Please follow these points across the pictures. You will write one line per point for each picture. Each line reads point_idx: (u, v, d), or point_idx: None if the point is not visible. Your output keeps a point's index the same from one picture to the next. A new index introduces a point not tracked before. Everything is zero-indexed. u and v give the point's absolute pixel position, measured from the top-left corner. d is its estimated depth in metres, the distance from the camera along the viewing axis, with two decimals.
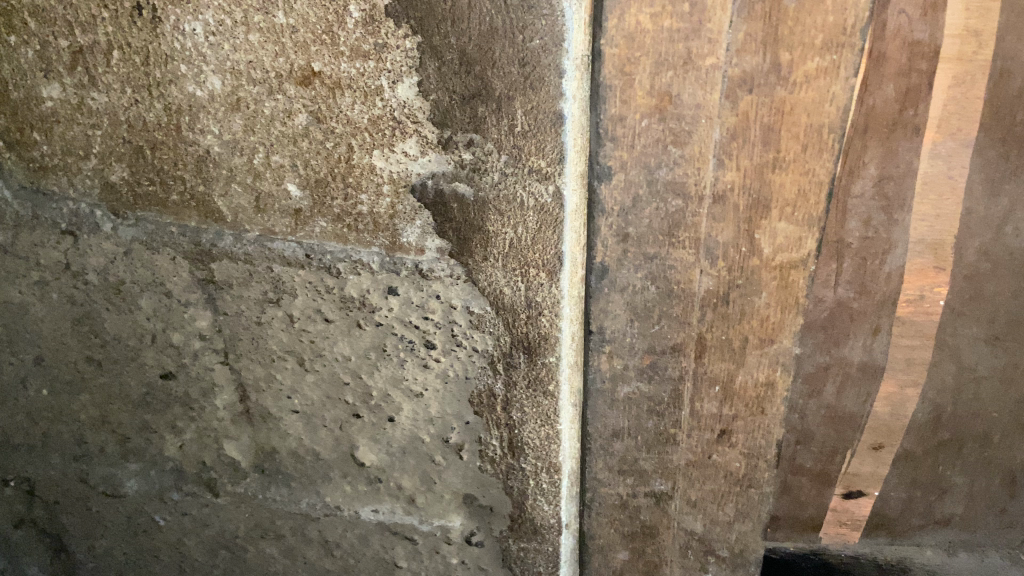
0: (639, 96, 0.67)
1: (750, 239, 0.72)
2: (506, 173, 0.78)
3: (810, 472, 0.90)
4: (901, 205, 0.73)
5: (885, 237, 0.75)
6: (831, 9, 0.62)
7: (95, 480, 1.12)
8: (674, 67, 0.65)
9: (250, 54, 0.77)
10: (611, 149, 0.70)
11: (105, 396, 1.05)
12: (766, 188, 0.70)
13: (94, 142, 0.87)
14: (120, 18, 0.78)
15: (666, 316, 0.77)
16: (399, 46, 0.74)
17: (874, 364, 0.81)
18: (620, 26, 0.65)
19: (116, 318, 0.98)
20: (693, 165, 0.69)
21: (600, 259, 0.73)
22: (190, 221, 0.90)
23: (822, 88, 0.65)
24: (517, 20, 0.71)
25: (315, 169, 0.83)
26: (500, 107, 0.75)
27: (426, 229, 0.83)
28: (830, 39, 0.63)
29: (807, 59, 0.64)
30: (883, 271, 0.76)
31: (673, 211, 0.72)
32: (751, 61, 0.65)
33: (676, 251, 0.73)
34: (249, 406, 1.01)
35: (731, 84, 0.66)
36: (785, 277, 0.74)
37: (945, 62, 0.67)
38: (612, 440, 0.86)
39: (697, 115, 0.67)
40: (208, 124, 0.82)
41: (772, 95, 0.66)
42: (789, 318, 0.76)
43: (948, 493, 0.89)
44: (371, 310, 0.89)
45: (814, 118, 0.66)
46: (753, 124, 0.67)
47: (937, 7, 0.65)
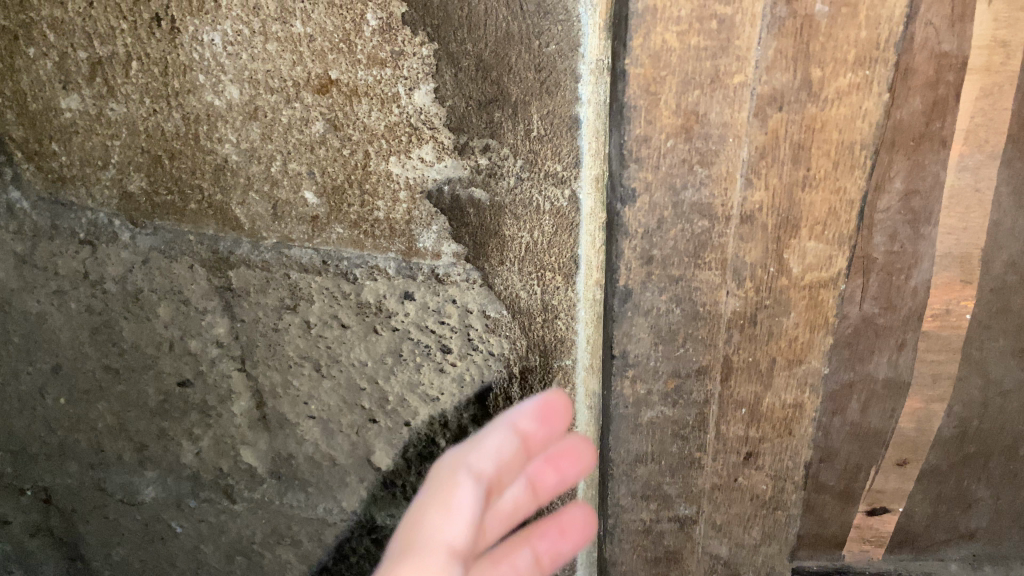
0: (663, 116, 0.56)
1: (779, 260, 0.61)
2: (522, 177, 0.77)
3: (833, 490, 0.87)
4: (928, 219, 0.69)
5: (911, 251, 0.71)
6: (864, 22, 0.51)
7: (112, 487, 1.16)
8: (701, 86, 0.55)
9: (268, 63, 0.77)
10: (635, 170, 0.59)
11: (123, 403, 1.07)
12: (795, 208, 0.58)
13: (113, 152, 0.87)
14: (139, 30, 0.78)
15: (691, 339, 0.66)
16: (416, 53, 0.73)
17: (900, 379, 0.79)
18: (646, 45, 0.54)
19: (135, 326, 0.99)
20: (721, 186, 0.58)
21: (622, 281, 0.64)
22: (208, 229, 0.89)
23: (852, 105, 0.54)
24: (533, 26, 0.70)
25: (332, 176, 0.82)
26: (517, 113, 0.74)
27: (442, 235, 0.82)
28: (860, 54, 0.52)
29: (839, 75, 0.53)
30: (910, 286, 0.73)
31: (698, 233, 0.60)
32: (781, 78, 0.53)
33: (702, 273, 0.62)
34: (266, 412, 1.01)
35: (760, 102, 0.54)
36: (813, 296, 0.62)
37: (972, 74, 0.62)
38: (635, 465, 0.75)
39: (724, 134, 0.56)
40: (226, 133, 0.82)
41: (801, 113, 0.54)
42: (817, 339, 0.65)
43: (974, 506, 0.88)
44: (388, 315, 0.89)
45: (845, 136, 0.55)
46: (782, 143, 0.55)
47: (965, 17, 0.60)
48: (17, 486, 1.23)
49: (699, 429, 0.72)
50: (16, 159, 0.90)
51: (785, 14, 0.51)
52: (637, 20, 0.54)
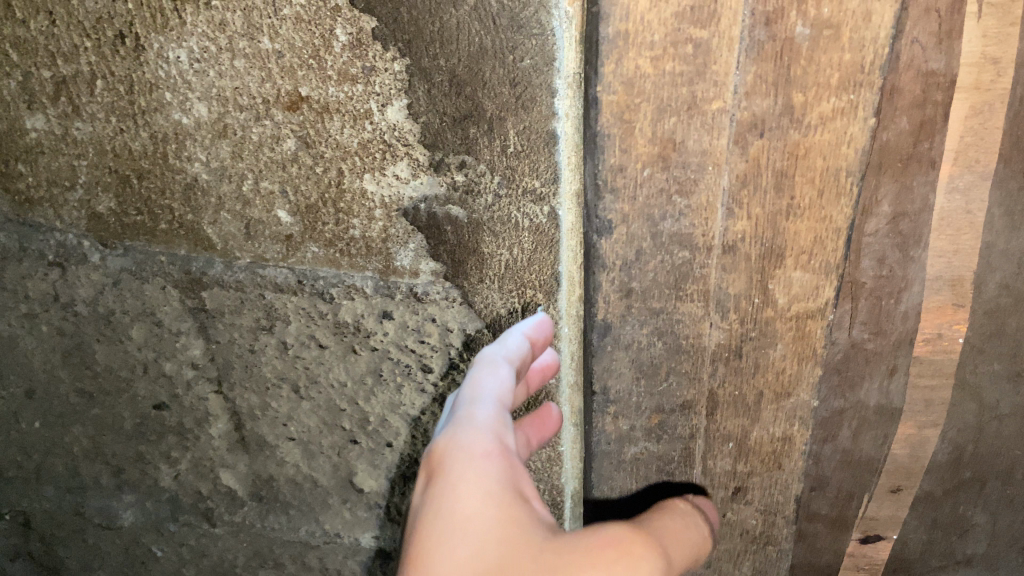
0: (639, 145, 0.53)
1: (764, 291, 0.58)
2: (500, 194, 0.74)
3: (826, 518, 0.85)
4: (918, 241, 0.67)
5: (901, 275, 0.69)
6: (848, 45, 0.48)
7: (90, 511, 1.13)
8: (677, 113, 0.51)
9: (236, 80, 0.73)
10: (611, 201, 0.55)
11: (99, 427, 1.04)
12: (779, 237, 0.55)
13: (80, 172, 0.84)
14: (103, 47, 0.74)
15: (674, 372, 0.64)
16: (388, 69, 0.70)
17: (891, 405, 0.76)
18: (618, 71, 0.51)
19: (108, 349, 0.96)
20: (701, 216, 0.55)
21: (600, 316, 0.60)
22: (179, 249, 0.86)
23: (836, 130, 0.51)
24: (506, 41, 0.67)
25: (305, 195, 0.78)
26: (492, 128, 0.71)
27: (420, 252, 0.79)
28: (844, 79, 0.49)
29: (822, 99, 0.50)
30: (900, 310, 0.70)
31: (678, 264, 0.57)
32: (762, 104, 0.51)
33: (683, 305, 0.59)
34: (245, 434, 0.99)
35: (740, 129, 0.51)
36: (800, 327, 0.60)
37: (961, 92, 0.60)
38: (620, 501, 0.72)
39: (703, 163, 0.53)
40: (195, 151, 0.79)
41: (783, 139, 0.51)
42: (805, 370, 0.62)
43: (970, 531, 0.86)
44: (366, 335, 0.86)
45: (830, 163, 0.52)
46: (764, 171, 0.53)
47: (953, 34, 0.58)
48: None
49: (684, 464, 0.70)
50: None
51: (764, 37, 0.48)
52: (609, 46, 0.50)
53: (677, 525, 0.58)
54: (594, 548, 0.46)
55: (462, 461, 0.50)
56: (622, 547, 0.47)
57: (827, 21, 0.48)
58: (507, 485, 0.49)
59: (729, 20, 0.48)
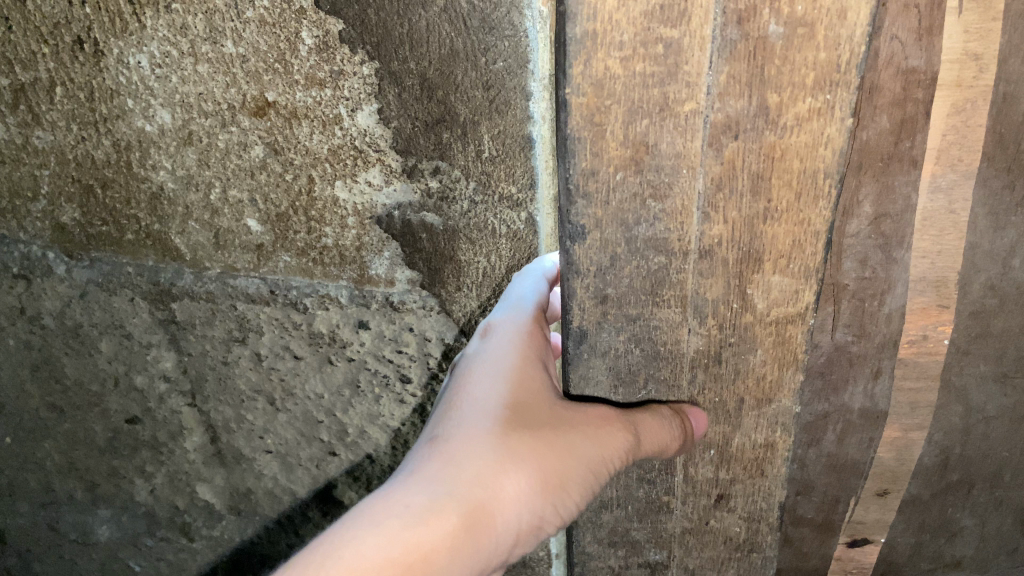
0: (611, 148, 0.51)
1: (742, 296, 0.57)
2: (476, 201, 0.72)
3: (812, 523, 0.83)
4: (901, 244, 0.65)
5: (885, 276, 0.67)
6: (823, 43, 0.47)
7: (65, 527, 1.11)
8: (650, 115, 0.50)
9: (200, 86, 0.71)
10: (583, 207, 0.54)
11: (70, 442, 1.02)
12: (757, 241, 0.54)
13: (42, 182, 0.82)
14: (61, 53, 0.72)
15: (653, 380, 0.62)
16: (356, 73, 0.67)
17: (876, 409, 0.74)
18: (587, 73, 0.49)
19: (77, 363, 0.94)
20: (677, 221, 0.54)
21: (576, 323, 0.59)
22: (148, 260, 0.84)
23: (813, 132, 0.49)
24: (477, 42, 0.65)
25: (275, 203, 0.76)
26: (466, 133, 0.69)
27: (395, 260, 0.77)
28: (819, 78, 0.48)
29: (798, 99, 0.49)
30: (883, 313, 0.68)
31: (654, 270, 0.56)
32: (736, 105, 0.49)
33: (661, 311, 0.58)
34: (221, 447, 0.96)
35: (713, 131, 0.50)
36: (781, 332, 0.58)
37: (943, 90, 0.58)
38: (600, 511, 0.71)
39: (677, 166, 0.51)
40: (160, 159, 0.77)
41: (759, 141, 0.50)
42: (787, 377, 0.61)
43: (958, 535, 0.83)
44: (342, 346, 0.83)
45: (807, 164, 0.51)
46: (740, 173, 0.51)
47: (933, 31, 0.56)
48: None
49: (666, 472, 0.68)
50: None
51: (736, 37, 0.47)
52: (576, 47, 0.48)
53: (654, 419, 0.60)
54: (583, 416, 0.59)
55: (508, 329, 0.64)
56: (606, 417, 0.59)
57: (801, 19, 0.46)
58: (533, 353, 0.62)
59: (700, 19, 0.47)
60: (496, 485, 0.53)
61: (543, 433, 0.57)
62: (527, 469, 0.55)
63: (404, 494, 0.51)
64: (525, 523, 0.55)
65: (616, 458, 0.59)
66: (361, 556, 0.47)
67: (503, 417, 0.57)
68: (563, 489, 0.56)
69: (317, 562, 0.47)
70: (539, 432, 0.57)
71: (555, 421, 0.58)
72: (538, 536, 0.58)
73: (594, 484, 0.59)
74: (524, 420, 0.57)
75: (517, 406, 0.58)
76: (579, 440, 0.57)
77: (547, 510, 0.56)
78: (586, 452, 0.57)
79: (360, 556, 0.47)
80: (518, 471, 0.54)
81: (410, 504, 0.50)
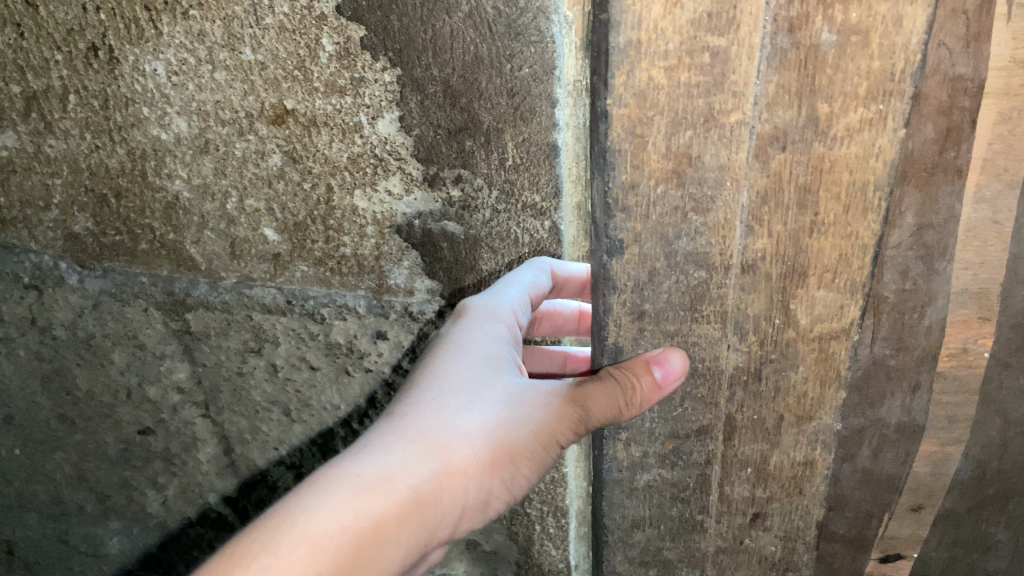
0: (652, 161, 0.50)
1: (785, 311, 0.55)
2: (498, 210, 0.71)
3: (843, 539, 0.77)
4: (943, 254, 0.61)
5: (925, 289, 0.63)
6: (877, 51, 0.45)
7: (75, 539, 1.10)
8: (693, 126, 0.49)
9: (217, 94, 0.70)
10: (622, 220, 0.53)
11: (81, 453, 1.00)
12: (802, 255, 0.53)
13: (54, 192, 0.81)
14: (75, 61, 0.71)
15: (690, 398, 0.61)
16: (377, 80, 0.66)
17: (914, 423, 0.70)
18: (630, 83, 0.48)
19: (88, 374, 0.93)
20: (718, 234, 0.52)
21: (611, 340, 0.58)
22: (162, 270, 0.83)
23: (864, 143, 0.48)
24: (503, 48, 0.63)
25: (293, 212, 0.75)
26: (490, 141, 0.68)
27: (414, 270, 0.76)
28: (873, 87, 0.47)
29: (849, 110, 0.47)
30: (923, 326, 0.64)
31: (694, 284, 0.55)
32: (784, 115, 0.48)
33: (699, 327, 0.57)
34: (235, 457, 0.96)
35: (760, 143, 0.49)
36: (824, 348, 0.57)
37: (989, 98, 0.56)
38: (631, 531, 0.70)
39: (721, 179, 0.50)
40: (176, 168, 0.75)
41: (807, 153, 0.49)
42: (829, 395, 0.59)
43: (992, 549, 0.78)
44: (360, 356, 0.82)
45: (856, 177, 0.49)
46: (786, 186, 0.50)
47: (981, 36, 0.53)
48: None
49: (700, 491, 0.66)
50: None
51: (787, 45, 0.46)
52: (620, 57, 0.47)
53: (603, 389, 0.57)
54: (535, 393, 0.59)
55: (475, 315, 0.66)
56: (558, 393, 0.59)
57: (855, 26, 0.45)
58: (498, 341, 0.64)
59: (748, 27, 0.45)
60: (443, 459, 0.54)
61: (497, 411, 0.58)
62: (478, 444, 0.56)
63: (356, 463, 0.52)
64: (472, 500, 0.55)
65: (567, 431, 0.58)
66: (313, 522, 0.47)
67: (457, 396, 0.58)
68: (513, 466, 0.57)
69: (267, 527, 0.47)
70: (491, 409, 0.58)
71: (510, 400, 0.59)
72: (487, 513, 0.59)
73: (547, 462, 0.59)
74: (478, 400, 0.58)
75: (474, 387, 0.60)
76: (532, 418, 0.58)
77: (495, 488, 0.56)
78: (535, 427, 0.58)
79: (311, 522, 0.47)
80: (467, 446, 0.55)
81: (363, 472, 0.51)
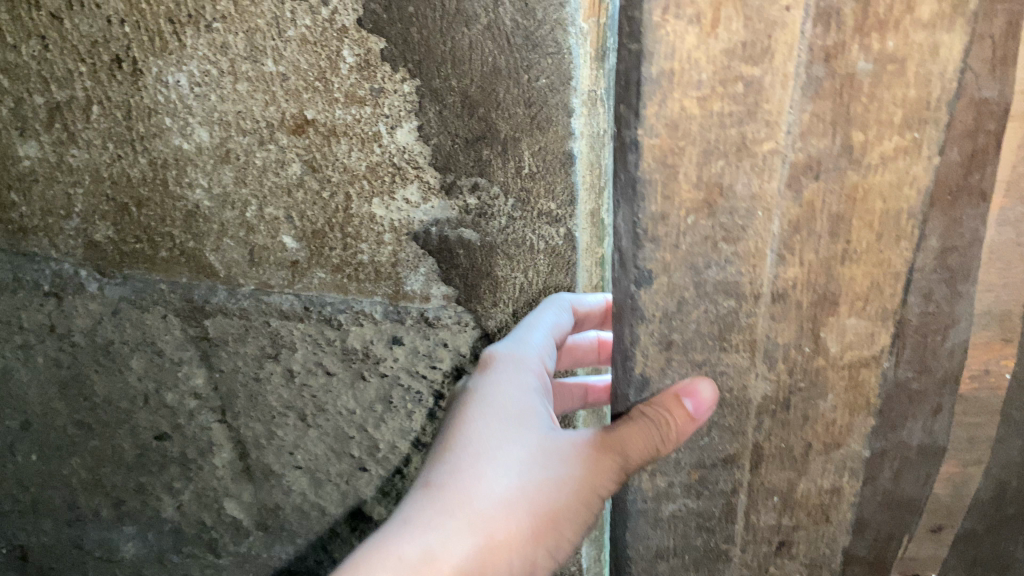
0: (683, 191, 0.52)
1: (815, 338, 0.58)
2: (513, 218, 0.73)
3: (864, 562, 0.70)
4: (967, 277, 0.57)
5: (947, 312, 0.58)
6: (913, 80, 0.49)
7: (90, 543, 1.10)
8: (725, 155, 0.50)
9: (238, 104, 0.70)
10: (651, 250, 0.54)
11: (97, 459, 1.00)
12: (833, 282, 0.55)
13: (75, 201, 0.80)
14: (98, 72, 0.71)
15: (716, 427, 0.62)
16: (396, 91, 0.67)
17: (935, 445, 0.64)
18: (661, 112, 0.50)
19: (106, 380, 0.93)
20: (749, 263, 0.54)
21: (639, 369, 0.59)
22: (181, 277, 0.83)
23: (899, 171, 0.51)
24: (521, 59, 0.65)
25: (311, 220, 0.75)
26: (506, 150, 0.70)
27: (431, 277, 0.77)
28: (910, 116, 0.50)
29: (884, 139, 0.50)
30: (946, 347, 0.60)
31: (723, 314, 0.56)
32: (818, 143, 0.51)
33: (728, 357, 0.58)
34: (250, 463, 0.95)
35: (795, 170, 0.51)
36: (854, 375, 0.59)
37: (1014, 121, 0.53)
38: (656, 562, 0.68)
39: (753, 208, 0.52)
40: (196, 177, 0.75)
41: (842, 181, 0.51)
42: (858, 420, 0.62)
43: (1010, 568, 0.74)
44: (376, 361, 0.82)
45: (890, 205, 0.52)
46: (819, 215, 0.53)
47: (1007, 60, 0.50)
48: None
49: (726, 520, 0.67)
50: None
51: (822, 73, 0.48)
52: (652, 87, 0.49)
53: (637, 430, 0.58)
54: (571, 447, 0.61)
55: (503, 364, 0.66)
56: (594, 447, 0.60)
57: (891, 54, 0.48)
58: (528, 391, 0.65)
59: (783, 56, 0.48)
60: (485, 532, 0.56)
61: (535, 473, 0.59)
62: (519, 511, 0.57)
63: (400, 545, 0.54)
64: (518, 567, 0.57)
65: (608, 484, 0.60)
66: None
67: (492, 461, 0.59)
68: (556, 527, 0.58)
69: None
70: (529, 473, 0.59)
71: (547, 459, 0.60)
72: None
73: (591, 516, 0.60)
74: (514, 465, 0.59)
75: (509, 446, 0.61)
76: (571, 477, 0.59)
77: (540, 552, 0.58)
78: (574, 486, 0.59)
79: None
80: (507, 517, 0.57)
81: (407, 555, 0.53)
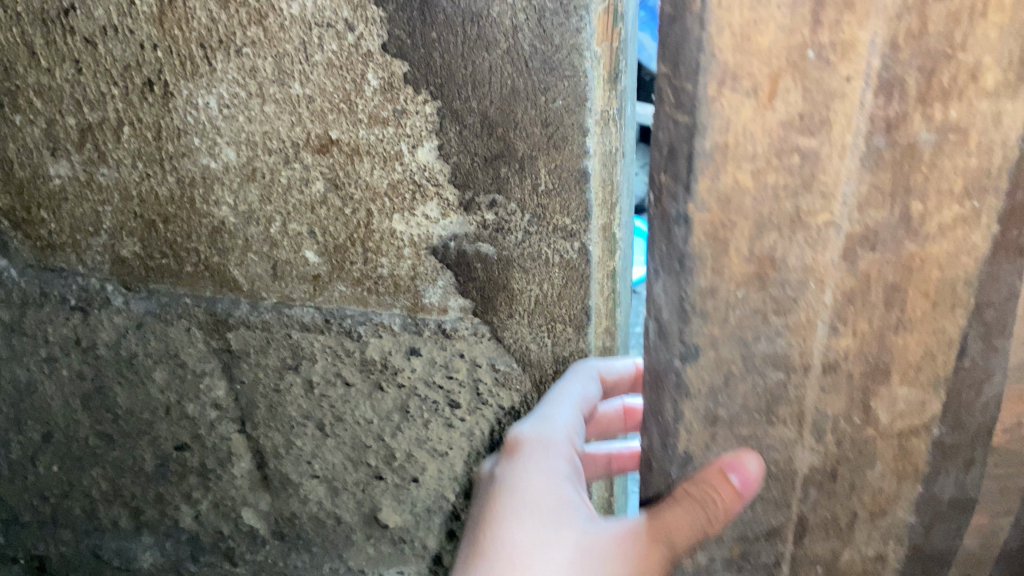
0: (733, 265, 0.46)
1: (865, 410, 0.53)
2: (530, 232, 0.69)
3: None
4: (1003, 330, 0.51)
5: (983, 366, 0.52)
6: (974, 148, 0.43)
7: (108, 553, 1.10)
8: (778, 228, 0.45)
9: (265, 125, 0.69)
10: (698, 325, 0.48)
11: (117, 469, 1.00)
12: (886, 354, 0.50)
13: (105, 218, 0.80)
14: (130, 95, 0.70)
15: (761, 500, 0.57)
16: (419, 112, 0.65)
17: (970, 500, 0.59)
18: (713, 187, 0.43)
19: (128, 392, 0.92)
20: (798, 334, 0.49)
21: (681, 445, 0.55)
22: (205, 291, 0.82)
23: (956, 240, 0.46)
24: (538, 81, 0.61)
25: (333, 236, 0.74)
26: (524, 167, 0.66)
27: (449, 289, 0.74)
28: (968, 185, 0.44)
29: (943, 208, 0.45)
30: (980, 402, 0.54)
31: (771, 385, 0.51)
32: (875, 215, 0.45)
33: (774, 431, 0.54)
34: (268, 473, 0.94)
35: (849, 243, 0.45)
36: (903, 444, 0.55)
37: None
38: None
39: (806, 280, 0.46)
40: (223, 195, 0.74)
41: (898, 252, 0.46)
42: (905, 488, 0.57)
43: None
44: (394, 372, 0.81)
45: (945, 273, 0.47)
46: (874, 285, 0.47)
47: None
48: (10, 554, 1.17)
49: None
50: (3, 227, 0.84)
51: (882, 145, 0.43)
52: (705, 161, 0.43)
53: (684, 511, 0.56)
54: (599, 540, 0.66)
55: (530, 453, 0.72)
56: (623, 537, 0.65)
57: (954, 124, 0.42)
58: (553, 481, 0.71)
59: (841, 127, 0.42)
60: None
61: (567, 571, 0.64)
62: None
63: None
64: None
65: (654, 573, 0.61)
66: None
67: (529, 560, 0.65)
68: None
69: None
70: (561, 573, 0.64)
71: (577, 555, 0.65)
72: None
73: None
74: (550, 563, 0.65)
75: (540, 544, 0.66)
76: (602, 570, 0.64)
77: None
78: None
79: None
80: None
81: None
